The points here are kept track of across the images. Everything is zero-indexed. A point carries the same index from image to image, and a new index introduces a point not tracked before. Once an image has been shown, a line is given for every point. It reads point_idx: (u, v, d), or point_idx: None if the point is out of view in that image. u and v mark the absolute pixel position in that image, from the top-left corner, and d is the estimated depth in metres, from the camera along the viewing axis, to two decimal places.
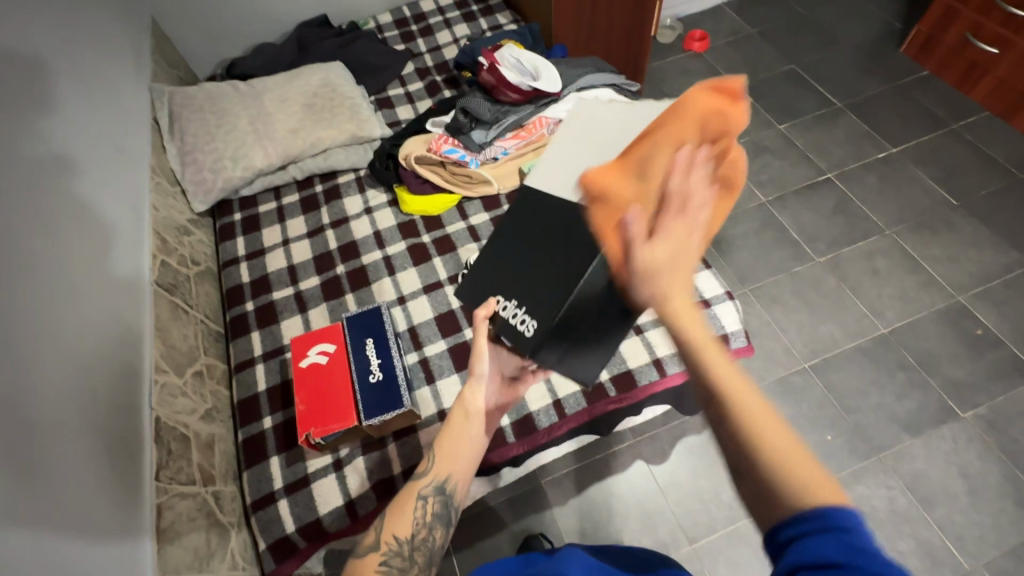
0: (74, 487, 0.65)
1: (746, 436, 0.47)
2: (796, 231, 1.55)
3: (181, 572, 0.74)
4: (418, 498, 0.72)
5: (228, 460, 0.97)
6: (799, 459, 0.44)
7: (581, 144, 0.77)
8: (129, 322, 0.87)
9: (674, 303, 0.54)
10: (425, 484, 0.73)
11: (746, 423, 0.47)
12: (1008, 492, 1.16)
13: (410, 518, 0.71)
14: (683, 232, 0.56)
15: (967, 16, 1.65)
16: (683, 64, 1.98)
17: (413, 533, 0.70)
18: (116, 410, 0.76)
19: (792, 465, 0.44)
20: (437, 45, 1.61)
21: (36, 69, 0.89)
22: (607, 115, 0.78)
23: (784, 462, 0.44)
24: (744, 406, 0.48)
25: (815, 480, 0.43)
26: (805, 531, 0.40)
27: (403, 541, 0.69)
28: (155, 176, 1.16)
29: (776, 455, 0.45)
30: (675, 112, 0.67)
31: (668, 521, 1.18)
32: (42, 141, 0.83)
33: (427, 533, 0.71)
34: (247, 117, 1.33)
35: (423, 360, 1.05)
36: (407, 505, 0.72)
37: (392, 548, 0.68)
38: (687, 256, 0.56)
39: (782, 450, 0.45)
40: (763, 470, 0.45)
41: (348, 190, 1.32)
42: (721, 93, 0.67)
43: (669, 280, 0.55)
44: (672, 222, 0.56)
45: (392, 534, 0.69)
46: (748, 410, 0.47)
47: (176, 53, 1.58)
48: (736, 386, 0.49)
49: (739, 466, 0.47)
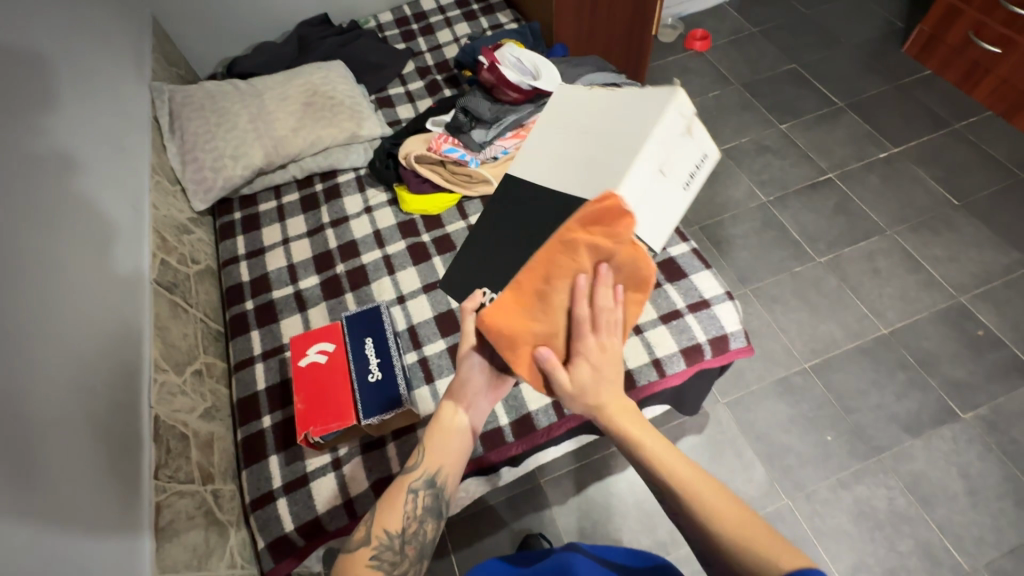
0: (73, 485, 0.65)
1: (709, 531, 0.50)
2: (797, 231, 1.55)
3: (179, 571, 0.74)
4: (408, 492, 0.69)
5: (228, 459, 0.98)
6: (756, 533, 0.48)
7: (555, 141, 0.88)
8: (128, 320, 0.87)
9: (609, 411, 0.58)
10: (416, 478, 0.69)
11: (705, 519, 0.50)
12: (1009, 493, 1.16)
13: (400, 511, 0.68)
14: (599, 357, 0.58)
15: (970, 16, 1.63)
16: (684, 63, 1.97)
17: (404, 527, 0.68)
18: (115, 409, 0.76)
19: (750, 539, 0.47)
20: (438, 44, 1.61)
21: (37, 67, 0.89)
22: (583, 106, 0.88)
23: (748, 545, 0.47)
24: (700, 506, 0.51)
25: (778, 547, 0.46)
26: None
27: (393, 536, 0.66)
28: (155, 174, 1.16)
29: (742, 540, 0.48)
30: (561, 245, 0.61)
31: (667, 521, 1.17)
32: (42, 139, 0.83)
33: (418, 526, 0.69)
34: (247, 115, 1.33)
35: (422, 360, 1.05)
36: (397, 498, 0.69)
37: (382, 542, 0.65)
38: (609, 375, 0.58)
39: (748, 546, 0.47)
40: (725, 546, 0.48)
41: (348, 189, 1.32)
42: (599, 219, 0.61)
43: (601, 393, 0.57)
44: (589, 346, 0.58)
45: (382, 529, 0.66)
46: (722, 518, 0.49)
47: (176, 51, 1.58)
48: (692, 485, 0.52)
49: (705, 549, 0.51)
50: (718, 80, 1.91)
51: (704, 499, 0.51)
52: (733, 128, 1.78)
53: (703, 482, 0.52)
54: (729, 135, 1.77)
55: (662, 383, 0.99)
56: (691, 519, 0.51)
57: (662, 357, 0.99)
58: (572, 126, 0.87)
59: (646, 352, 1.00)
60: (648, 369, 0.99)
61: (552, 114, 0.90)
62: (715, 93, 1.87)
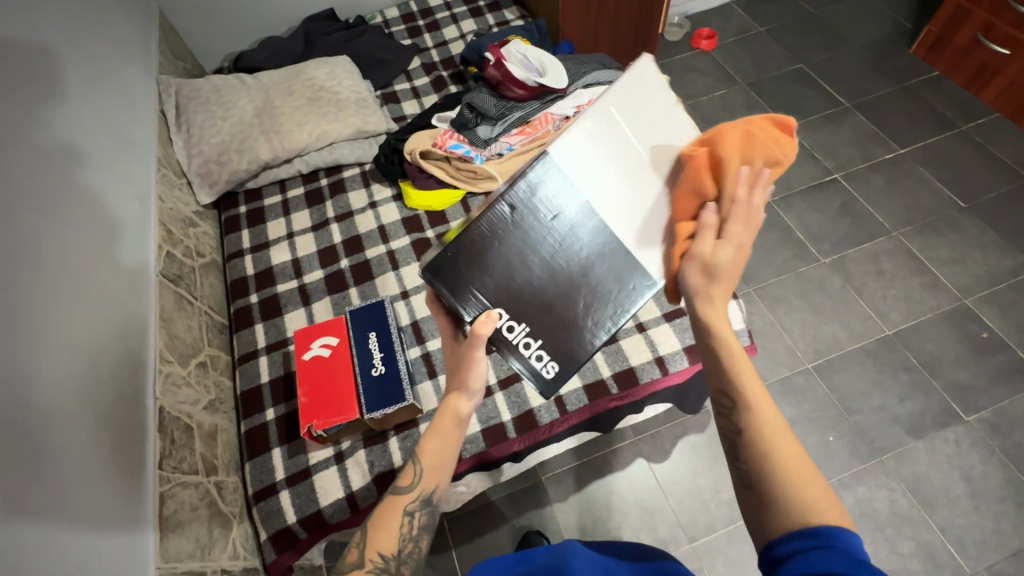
0: (78, 474, 0.66)
1: (764, 459, 0.48)
2: (801, 231, 1.55)
3: (183, 561, 0.75)
4: (404, 514, 0.67)
5: (232, 451, 0.98)
6: (808, 477, 0.47)
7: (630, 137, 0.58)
8: (134, 311, 0.88)
9: (718, 301, 0.54)
10: (411, 500, 0.67)
11: (767, 444, 0.49)
12: (1011, 495, 1.16)
13: (395, 533, 0.66)
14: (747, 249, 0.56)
15: (978, 16, 1.63)
16: (690, 62, 1.97)
17: (399, 549, 0.65)
18: (120, 400, 0.77)
19: (799, 478, 0.47)
20: (444, 41, 1.61)
21: (43, 59, 0.89)
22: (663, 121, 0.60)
23: (797, 482, 0.47)
24: (764, 424, 0.50)
25: (819, 489, 0.46)
26: (798, 549, 0.44)
27: (389, 558, 0.63)
28: (161, 167, 1.17)
29: (793, 470, 0.47)
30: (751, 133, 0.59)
31: (668, 519, 1.18)
32: (49, 130, 0.84)
33: (412, 546, 0.67)
34: (252, 109, 1.33)
35: (425, 355, 1.05)
36: (392, 520, 0.66)
37: (378, 565, 0.63)
38: (742, 263, 0.55)
39: (797, 480, 0.47)
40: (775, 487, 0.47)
41: (353, 185, 1.32)
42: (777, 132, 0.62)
43: (730, 281, 0.55)
44: (741, 229, 0.55)
45: (377, 552, 0.63)
46: (782, 455, 0.48)
47: (183, 45, 1.58)
48: (765, 407, 0.51)
49: (748, 477, 0.50)
50: (724, 79, 1.90)
51: (770, 424, 0.50)
52: None
53: (772, 406, 0.51)
54: None
55: (664, 380, 0.99)
56: (750, 432, 0.50)
57: (665, 355, 1.00)
58: (644, 126, 0.59)
59: (649, 349, 1.01)
60: (650, 367, 0.99)
61: (626, 97, 0.59)
62: (721, 93, 1.87)
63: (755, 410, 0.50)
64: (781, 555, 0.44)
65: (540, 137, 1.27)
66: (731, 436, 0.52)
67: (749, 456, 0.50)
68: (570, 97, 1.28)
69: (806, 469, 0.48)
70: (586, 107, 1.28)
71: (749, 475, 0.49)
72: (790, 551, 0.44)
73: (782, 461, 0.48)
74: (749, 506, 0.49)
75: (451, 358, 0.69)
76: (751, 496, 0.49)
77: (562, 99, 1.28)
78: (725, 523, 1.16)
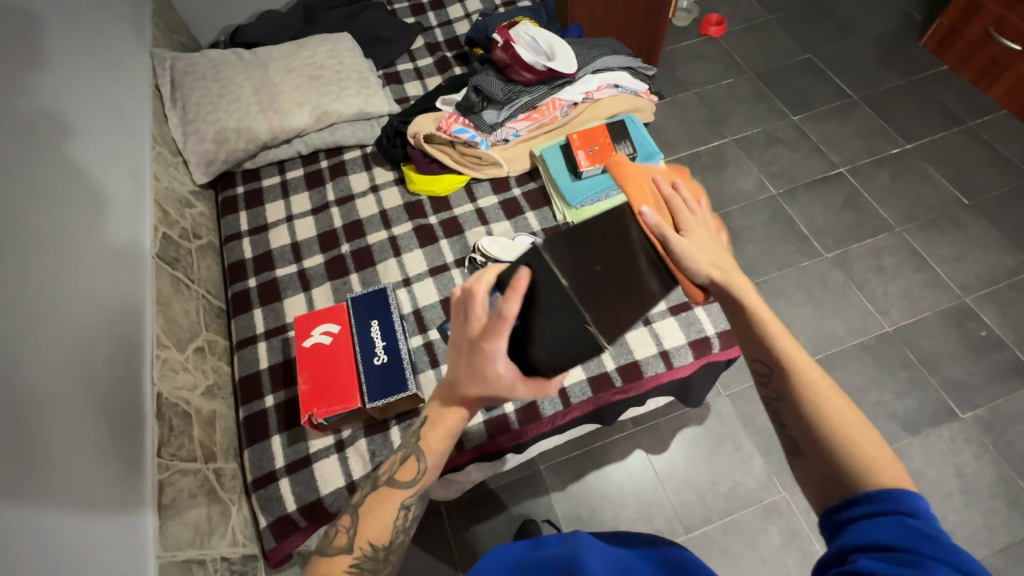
0: (74, 461, 0.64)
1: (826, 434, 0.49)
2: (805, 226, 1.54)
3: (182, 549, 0.74)
4: (400, 507, 0.65)
5: (230, 437, 0.97)
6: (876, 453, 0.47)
7: None
8: (128, 295, 0.85)
9: (729, 276, 0.62)
10: (408, 495, 0.66)
11: (813, 397, 0.51)
12: (1001, 493, 1.18)
13: (388, 524, 0.64)
14: (695, 230, 0.67)
15: (992, 10, 1.61)
16: (697, 49, 1.93)
17: (390, 539, 0.64)
18: (117, 387, 0.75)
19: (856, 444, 0.47)
20: (449, 20, 1.57)
21: (27, 21, 0.84)
22: None
23: (853, 441, 0.48)
24: (814, 389, 0.51)
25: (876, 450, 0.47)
26: (864, 515, 0.44)
27: (379, 547, 0.62)
28: (157, 145, 1.13)
29: (845, 431, 0.48)
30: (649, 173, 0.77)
31: (665, 510, 1.18)
32: (31, 96, 0.79)
33: (403, 537, 0.66)
34: (251, 87, 1.28)
35: (428, 343, 1.03)
36: (385, 510, 0.65)
37: (366, 553, 0.61)
38: (715, 253, 0.65)
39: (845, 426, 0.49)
40: (827, 444, 0.49)
41: (354, 167, 1.29)
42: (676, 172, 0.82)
43: (732, 275, 0.63)
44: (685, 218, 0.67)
45: (366, 540, 0.62)
46: (847, 421, 0.49)
47: (177, 17, 1.52)
48: (772, 322, 0.57)
49: (798, 444, 0.52)
50: (732, 68, 1.87)
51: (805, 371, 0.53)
52: (746, 117, 1.75)
53: (802, 352, 0.54)
54: (741, 125, 1.73)
55: (669, 374, 0.99)
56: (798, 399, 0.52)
57: (670, 349, 0.99)
58: None
59: (654, 342, 1.00)
60: (654, 360, 0.98)
61: None
62: (728, 82, 1.84)
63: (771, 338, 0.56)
64: (846, 518, 0.45)
65: (546, 123, 1.27)
66: (795, 434, 0.52)
67: (772, 379, 0.55)
68: (578, 82, 1.28)
69: (854, 421, 0.49)
70: (594, 93, 1.28)
71: (808, 447, 0.50)
72: (853, 517, 0.45)
73: (841, 433, 0.48)
74: (805, 471, 0.51)
75: (477, 375, 0.60)
76: (802, 462, 0.51)
77: (570, 85, 1.27)
78: (721, 515, 1.17)
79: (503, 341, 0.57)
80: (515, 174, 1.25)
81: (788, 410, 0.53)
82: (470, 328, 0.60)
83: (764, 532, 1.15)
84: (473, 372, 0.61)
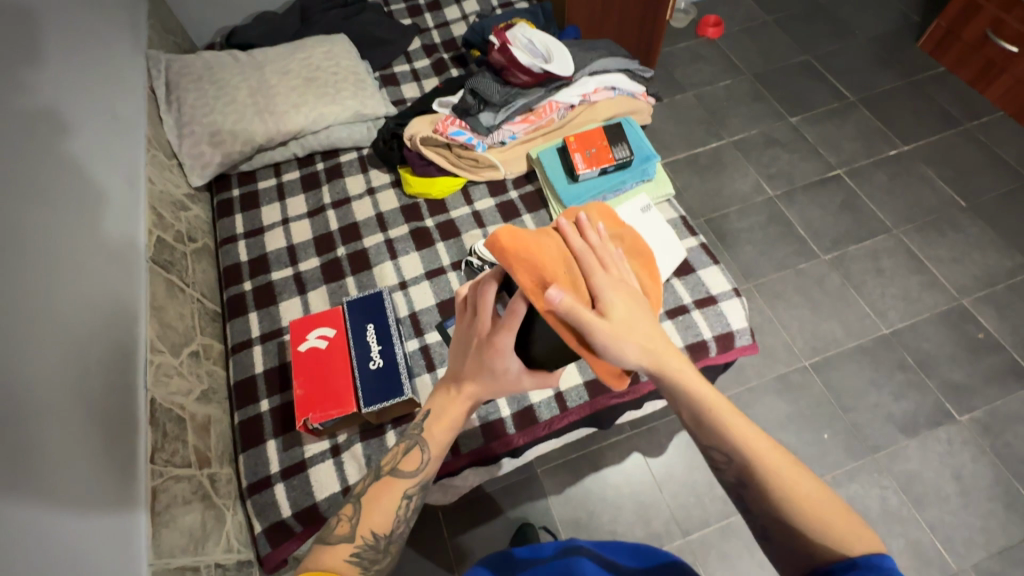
0: (68, 467, 0.63)
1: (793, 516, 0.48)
2: (802, 227, 1.54)
3: (176, 555, 0.74)
4: (402, 498, 0.65)
5: (225, 443, 0.96)
6: (847, 524, 0.46)
7: None
8: (123, 298, 0.84)
9: (669, 361, 0.55)
10: (410, 485, 0.65)
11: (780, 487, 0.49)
12: (999, 495, 1.18)
13: (389, 513, 0.64)
14: (621, 296, 0.56)
15: (989, 12, 1.60)
16: (695, 50, 1.93)
17: (391, 529, 0.64)
18: (111, 392, 0.74)
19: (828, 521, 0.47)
20: (446, 21, 1.57)
21: (25, 21, 0.83)
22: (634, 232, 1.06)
23: (817, 514, 0.47)
24: (779, 478, 0.50)
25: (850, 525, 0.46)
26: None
27: (380, 537, 0.62)
28: (152, 147, 1.12)
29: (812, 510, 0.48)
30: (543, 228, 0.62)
31: (662, 513, 1.18)
32: (26, 95, 0.79)
33: (403, 528, 0.66)
34: (247, 89, 1.28)
35: (424, 348, 1.03)
36: (389, 499, 0.64)
37: (367, 541, 0.61)
38: (647, 326, 0.55)
39: (798, 494, 0.48)
40: (795, 522, 0.48)
41: (350, 170, 1.29)
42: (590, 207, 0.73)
43: (671, 356, 0.55)
44: (603, 286, 0.56)
45: (368, 529, 0.62)
46: (812, 496, 0.48)
47: (172, 18, 1.52)
48: (723, 406, 0.54)
49: (767, 527, 0.50)
50: (729, 69, 1.87)
51: (767, 460, 0.50)
52: (744, 118, 1.75)
53: (763, 438, 0.52)
54: (739, 127, 1.73)
55: None
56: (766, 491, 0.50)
57: None
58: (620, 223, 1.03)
59: None
60: None
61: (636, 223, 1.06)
62: (726, 83, 1.83)
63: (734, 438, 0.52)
64: None
65: (544, 125, 1.27)
66: (761, 514, 0.51)
67: (734, 469, 0.52)
68: (575, 85, 1.27)
69: (818, 495, 0.49)
70: (592, 95, 1.28)
71: (780, 532, 0.49)
72: None
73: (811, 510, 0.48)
74: (778, 549, 0.50)
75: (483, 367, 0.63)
76: (774, 541, 0.50)
77: (568, 87, 1.27)
78: (719, 518, 1.17)
79: (511, 336, 0.60)
80: (512, 177, 1.25)
81: (755, 498, 0.51)
82: (478, 326, 0.63)
83: None
84: (480, 362, 0.63)
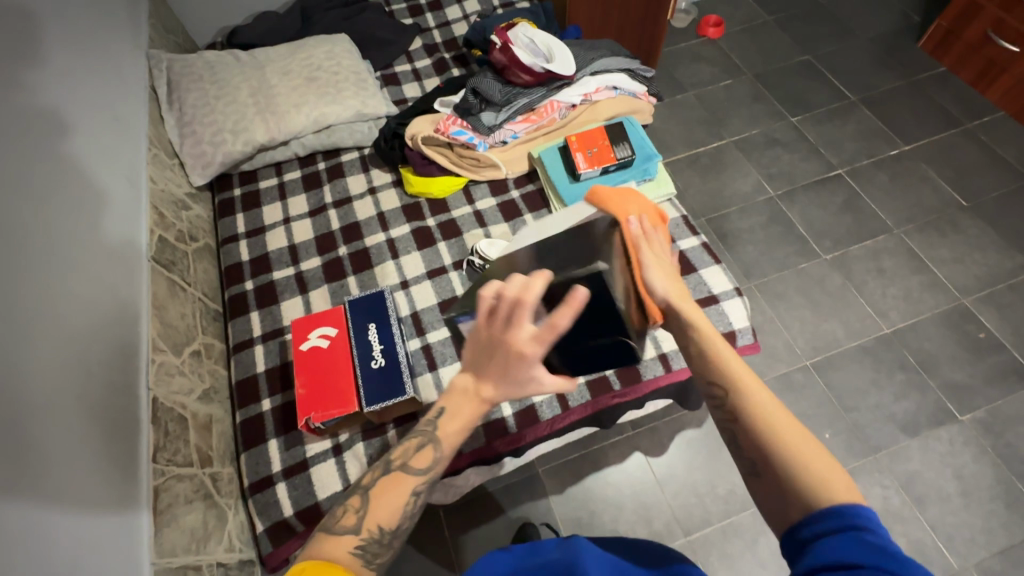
0: (68, 466, 0.63)
1: (781, 460, 0.48)
2: (803, 227, 1.54)
3: (178, 555, 0.73)
4: (410, 493, 0.63)
5: (226, 442, 0.96)
6: (832, 473, 0.46)
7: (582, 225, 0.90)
8: (124, 297, 0.84)
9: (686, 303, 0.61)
10: (419, 482, 0.64)
11: (769, 430, 0.50)
12: (1000, 495, 1.17)
13: (396, 508, 0.62)
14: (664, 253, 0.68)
15: (990, 12, 1.61)
16: (695, 50, 1.93)
17: (397, 525, 0.62)
18: (112, 391, 0.74)
19: (814, 471, 0.46)
20: (447, 21, 1.57)
21: (26, 20, 0.84)
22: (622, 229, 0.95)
23: (802, 457, 0.48)
24: (769, 421, 0.50)
25: (833, 475, 0.46)
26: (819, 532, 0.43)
27: (387, 532, 0.61)
28: (153, 147, 1.12)
29: (800, 456, 0.47)
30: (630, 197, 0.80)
31: (664, 513, 1.18)
32: (26, 94, 0.79)
33: (407, 524, 0.64)
34: (248, 89, 1.28)
35: (426, 347, 1.03)
36: (396, 495, 0.63)
37: (373, 535, 0.60)
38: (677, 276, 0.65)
39: (785, 440, 0.49)
40: (781, 466, 0.48)
41: (351, 170, 1.29)
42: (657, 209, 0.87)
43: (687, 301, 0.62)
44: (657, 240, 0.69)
45: (375, 523, 0.60)
46: (798, 446, 0.48)
47: (174, 18, 1.52)
48: (725, 350, 0.56)
49: (754, 467, 0.50)
50: (729, 69, 1.87)
51: (760, 404, 0.51)
52: (745, 118, 1.75)
53: (755, 382, 0.53)
54: (739, 127, 1.73)
55: (667, 378, 0.98)
56: (754, 433, 0.50)
57: (669, 352, 0.99)
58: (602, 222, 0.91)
59: (653, 346, 0.99)
60: (653, 364, 0.98)
61: None
62: (727, 83, 1.83)
63: (731, 380, 0.54)
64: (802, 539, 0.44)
65: (545, 125, 1.27)
66: (750, 456, 0.51)
67: (728, 412, 0.53)
68: (576, 84, 1.27)
69: (805, 442, 0.49)
70: (593, 94, 1.28)
71: (765, 475, 0.49)
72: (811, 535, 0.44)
73: (801, 461, 0.47)
74: (761, 492, 0.50)
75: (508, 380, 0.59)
76: (760, 483, 0.50)
77: (569, 86, 1.27)
78: (720, 518, 1.17)
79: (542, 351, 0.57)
80: (513, 176, 1.25)
81: (743, 439, 0.51)
82: (511, 335, 0.58)
83: (764, 534, 1.14)
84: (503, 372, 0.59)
